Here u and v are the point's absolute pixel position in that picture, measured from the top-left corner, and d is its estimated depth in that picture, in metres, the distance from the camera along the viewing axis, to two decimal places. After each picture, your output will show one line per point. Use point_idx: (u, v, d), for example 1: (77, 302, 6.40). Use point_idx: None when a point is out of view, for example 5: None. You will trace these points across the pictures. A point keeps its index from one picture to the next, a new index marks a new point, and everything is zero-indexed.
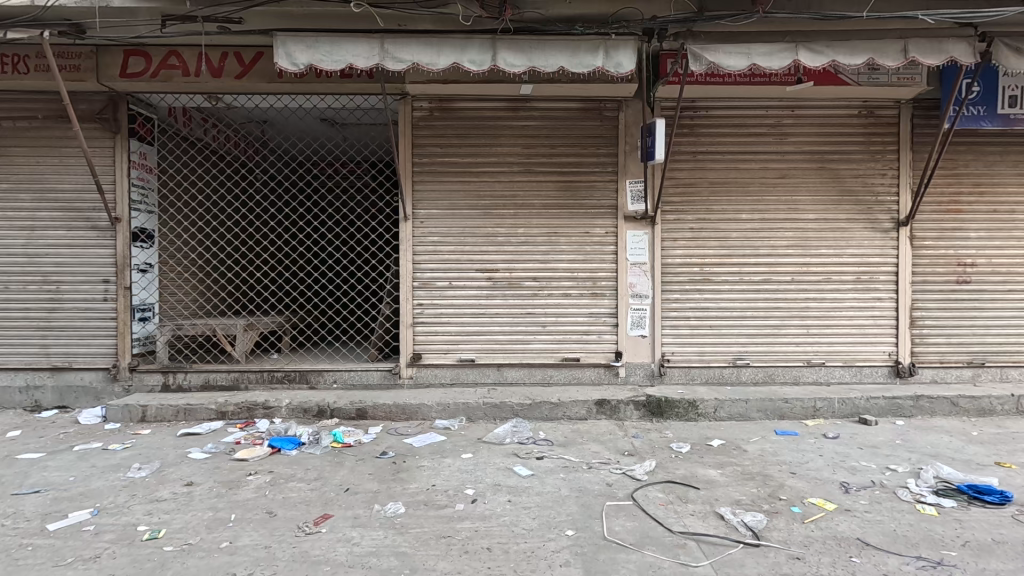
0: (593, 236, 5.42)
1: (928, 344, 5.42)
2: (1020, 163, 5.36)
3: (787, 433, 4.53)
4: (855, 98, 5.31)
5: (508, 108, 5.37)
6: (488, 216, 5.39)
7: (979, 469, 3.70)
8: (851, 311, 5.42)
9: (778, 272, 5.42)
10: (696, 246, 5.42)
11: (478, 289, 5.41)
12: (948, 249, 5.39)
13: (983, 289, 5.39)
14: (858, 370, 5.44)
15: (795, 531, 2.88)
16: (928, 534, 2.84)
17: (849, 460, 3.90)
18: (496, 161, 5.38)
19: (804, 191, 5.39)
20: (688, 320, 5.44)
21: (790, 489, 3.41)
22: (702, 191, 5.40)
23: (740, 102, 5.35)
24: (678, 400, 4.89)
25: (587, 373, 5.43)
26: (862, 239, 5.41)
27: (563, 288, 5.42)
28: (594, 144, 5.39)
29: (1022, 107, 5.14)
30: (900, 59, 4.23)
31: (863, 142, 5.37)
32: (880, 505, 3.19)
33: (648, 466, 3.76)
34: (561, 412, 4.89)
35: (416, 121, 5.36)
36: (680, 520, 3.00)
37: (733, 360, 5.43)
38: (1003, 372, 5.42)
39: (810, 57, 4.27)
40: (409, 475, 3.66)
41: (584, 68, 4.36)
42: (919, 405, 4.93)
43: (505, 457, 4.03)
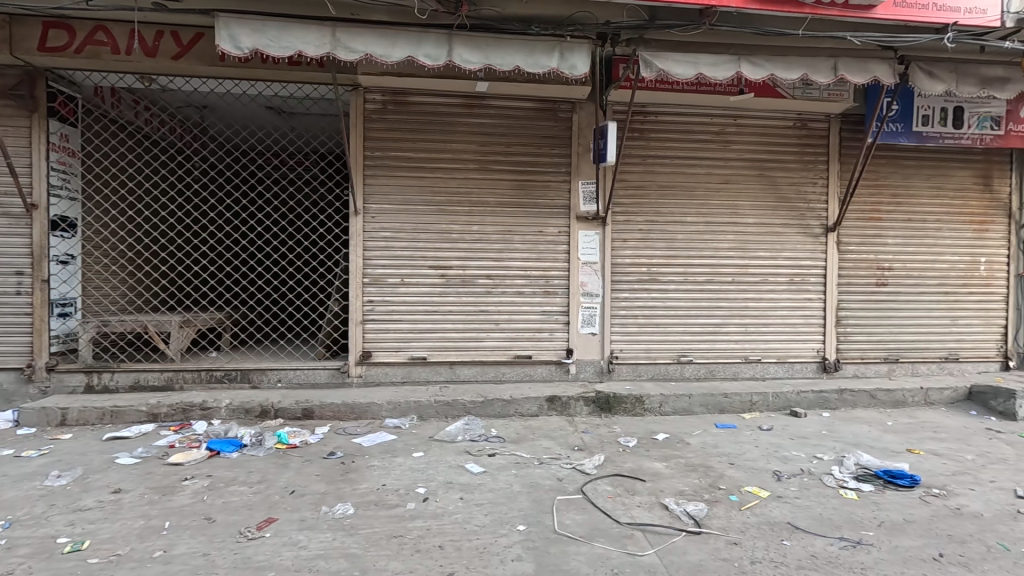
0: (547, 235, 5.49)
1: (851, 342, 5.86)
2: (931, 177, 5.89)
3: (726, 426, 4.78)
4: (791, 111, 5.66)
5: (463, 104, 5.33)
6: (442, 213, 5.35)
7: (893, 456, 4.05)
8: (785, 311, 5.77)
9: (720, 273, 5.69)
10: (645, 246, 5.61)
11: (431, 286, 5.36)
12: (870, 254, 5.84)
13: (899, 291, 5.89)
14: (790, 366, 5.80)
15: (733, 518, 3.04)
16: (849, 516, 3.09)
17: (782, 450, 4.16)
18: (451, 157, 5.34)
19: (745, 197, 5.69)
20: (636, 318, 5.62)
21: (728, 479, 3.60)
22: (651, 194, 5.59)
23: (687, 109, 5.57)
24: (626, 396, 5.05)
25: (538, 370, 5.50)
26: (795, 243, 5.77)
27: (516, 286, 5.46)
28: (548, 145, 5.46)
29: (933, 126, 5.64)
30: (830, 76, 4.54)
31: (797, 153, 5.73)
32: (808, 491, 3.43)
33: (597, 460, 3.86)
34: (513, 409, 4.93)
35: (368, 113, 5.23)
36: (628, 512, 3.10)
37: (678, 357, 5.66)
38: (915, 367, 5.93)
39: (752, 70, 4.50)
40: (359, 475, 3.59)
41: (539, 68, 4.40)
42: (843, 398, 5.32)
43: (457, 454, 4.01)
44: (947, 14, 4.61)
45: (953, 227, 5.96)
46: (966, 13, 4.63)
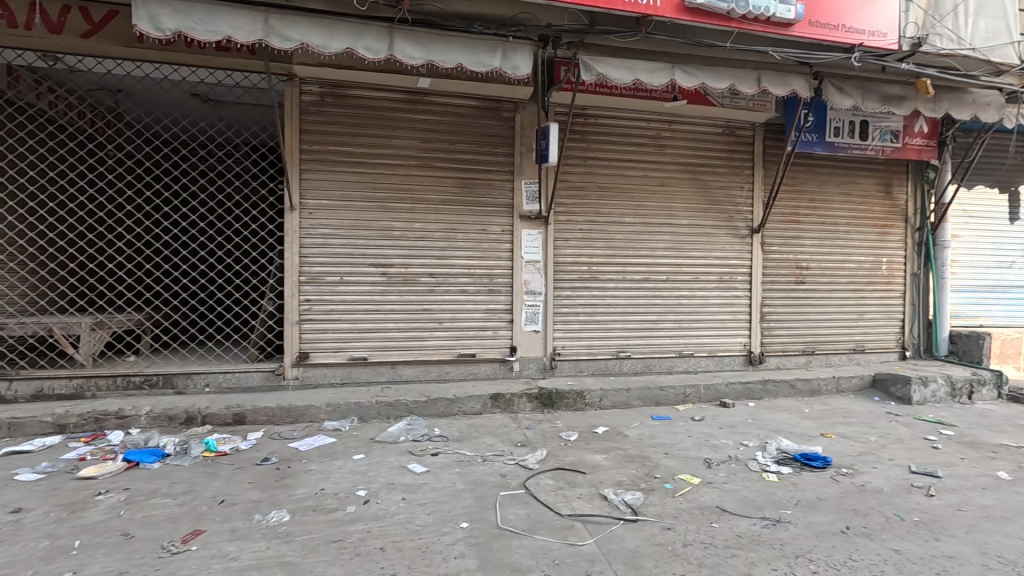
0: (490, 234, 5.51)
1: (774, 336, 6.29)
2: (842, 184, 6.44)
3: (661, 418, 5.00)
4: (720, 118, 5.99)
5: (405, 100, 5.24)
6: (383, 210, 5.24)
7: (809, 440, 4.40)
8: (715, 308, 6.11)
9: (656, 272, 5.94)
10: (586, 246, 5.75)
11: (372, 284, 5.23)
12: (790, 254, 6.30)
13: (814, 288, 6.39)
14: (719, 360, 6.15)
15: (667, 505, 3.20)
16: (770, 496, 3.33)
17: (712, 439, 4.40)
18: (393, 153, 5.24)
19: (679, 199, 5.97)
20: (578, 316, 5.76)
21: (663, 468, 3.78)
22: (591, 195, 5.74)
23: (626, 114, 5.76)
24: (568, 392, 5.16)
25: (482, 369, 5.51)
26: (724, 243, 6.11)
27: (460, 285, 5.44)
28: (491, 144, 5.47)
29: (843, 137, 6.16)
30: (755, 87, 4.85)
31: (726, 158, 6.08)
32: (735, 476, 3.66)
33: (540, 455, 3.93)
34: (457, 408, 4.91)
35: (305, 105, 5.04)
36: (569, 504, 3.18)
37: (617, 352, 5.86)
38: (829, 358, 6.45)
39: (685, 78, 4.72)
40: (296, 480, 3.45)
41: (482, 67, 4.40)
42: (767, 388, 5.70)
43: (399, 455, 3.96)
44: (855, 35, 5.06)
45: (860, 230, 6.54)
46: (870, 36, 5.10)
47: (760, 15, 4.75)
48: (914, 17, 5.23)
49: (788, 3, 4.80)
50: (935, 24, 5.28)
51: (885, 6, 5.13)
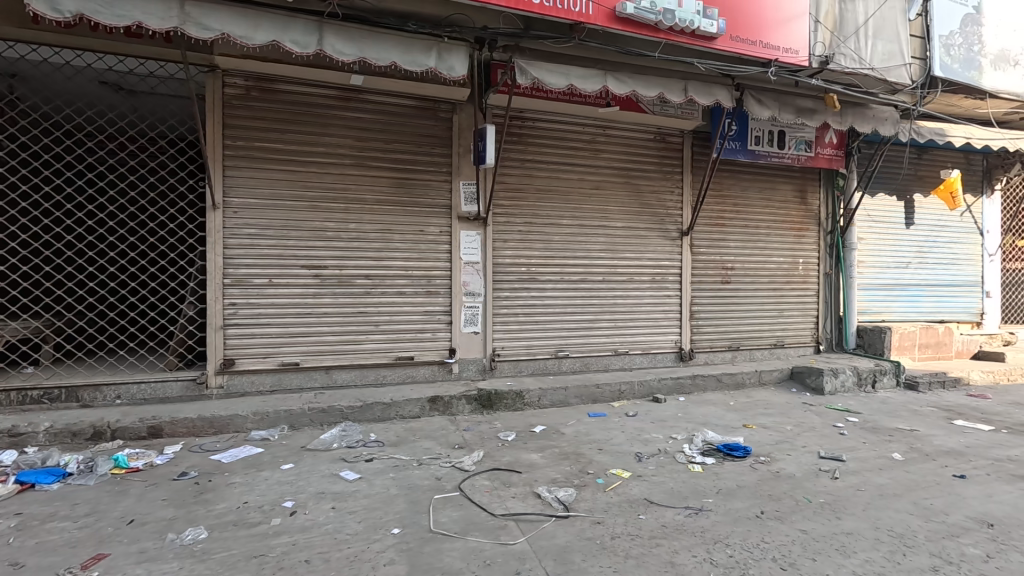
0: (428, 235, 5.46)
1: (702, 333, 6.62)
2: (762, 190, 6.87)
3: (597, 415, 5.13)
4: (651, 125, 6.24)
5: (338, 97, 5.09)
6: (316, 209, 5.06)
7: (732, 431, 4.66)
8: (648, 307, 6.35)
9: (593, 272, 6.10)
10: (524, 247, 5.81)
11: (303, 286, 5.04)
12: (716, 256, 6.65)
13: (739, 288, 6.77)
14: (653, 357, 6.40)
15: (598, 500, 3.29)
16: (694, 486, 3.50)
17: (644, 434, 4.57)
18: (326, 151, 5.07)
19: (613, 202, 6.16)
20: (517, 317, 5.81)
21: (596, 464, 3.88)
22: (529, 197, 5.81)
23: (562, 118, 5.88)
24: (507, 392, 5.20)
25: (421, 371, 5.46)
26: (656, 245, 6.36)
27: (397, 286, 5.35)
28: (428, 144, 5.42)
29: (763, 146, 6.57)
30: (682, 96, 5.08)
31: (657, 163, 6.33)
32: (663, 469, 3.82)
33: (476, 456, 3.94)
34: (394, 412, 4.83)
35: (228, 99, 4.79)
36: (503, 503, 3.21)
37: (556, 352, 5.96)
38: (752, 353, 6.86)
39: (617, 85, 4.88)
40: (216, 494, 3.27)
41: (416, 66, 4.34)
42: (696, 383, 5.99)
43: (331, 462, 3.84)
44: (771, 51, 5.41)
45: (779, 234, 7.00)
46: (785, 52, 5.48)
47: (685, 28, 4.98)
48: (821, 37, 5.70)
49: (710, 18, 5.06)
50: (839, 45, 5.78)
51: (796, 26, 5.53)
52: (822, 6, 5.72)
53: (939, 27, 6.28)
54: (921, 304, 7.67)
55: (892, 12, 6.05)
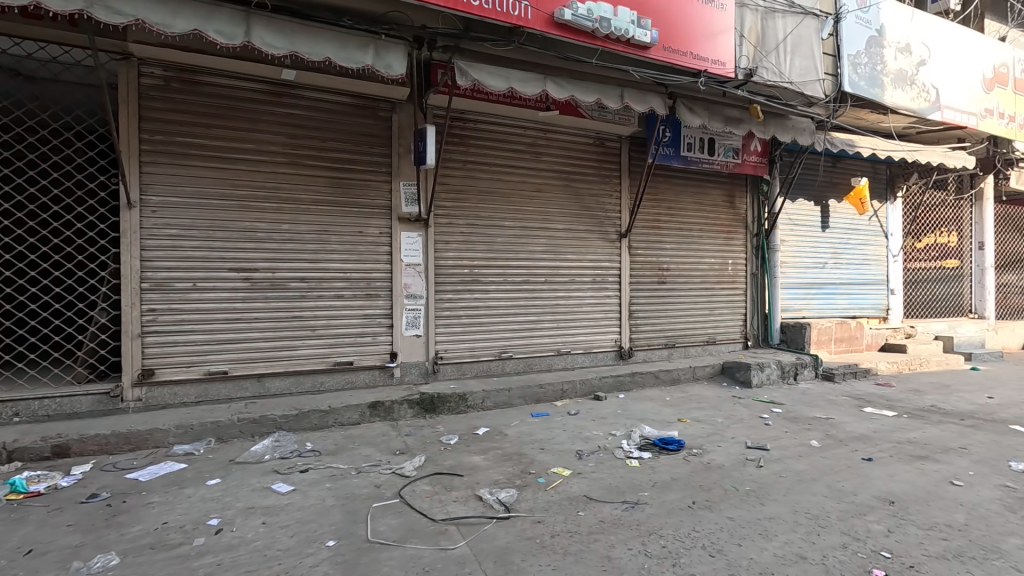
0: (367, 236, 5.32)
1: (641, 332, 6.85)
2: (694, 194, 7.21)
3: (540, 415, 5.19)
4: (590, 130, 6.40)
5: (269, 92, 4.86)
6: (246, 209, 4.81)
7: (668, 426, 4.85)
8: (590, 307, 6.50)
9: (535, 274, 6.16)
10: (466, 249, 5.79)
11: (232, 290, 4.77)
12: (653, 257, 6.91)
13: (674, 288, 7.07)
14: (594, 356, 6.55)
15: (539, 499, 3.32)
16: (631, 481, 3.62)
17: (585, 431, 4.67)
18: (257, 148, 4.84)
19: (555, 205, 6.26)
20: (460, 319, 5.78)
21: (538, 463, 3.92)
22: (471, 199, 5.80)
23: (503, 120, 5.91)
24: (450, 395, 5.16)
25: (360, 377, 5.30)
26: (596, 247, 6.52)
27: (335, 289, 5.17)
28: (367, 143, 5.29)
29: (695, 152, 6.89)
30: (619, 102, 5.24)
31: (596, 167, 6.50)
32: (602, 465, 3.92)
33: (417, 461, 3.88)
34: (332, 419, 4.66)
35: (145, 90, 4.46)
36: (444, 508, 3.17)
37: (500, 353, 5.97)
38: (687, 350, 7.18)
39: (556, 89, 4.96)
40: (131, 516, 3.02)
41: (352, 63, 4.22)
42: (635, 380, 6.19)
43: (262, 475, 3.65)
44: (701, 63, 5.68)
45: (710, 236, 7.37)
46: (713, 64, 5.77)
47: (621, 36, 5.14)
48: (745, 51, 6.05)
49: (644, 28, 5.26)
50: (761, 59, 6.16)
51: (723, 40, 5.85)
52: (746, 22, 6.08)
53: (848, 46, 6.84)
54: (835, 301, 8.31)
55: (807, 30, 6.52)
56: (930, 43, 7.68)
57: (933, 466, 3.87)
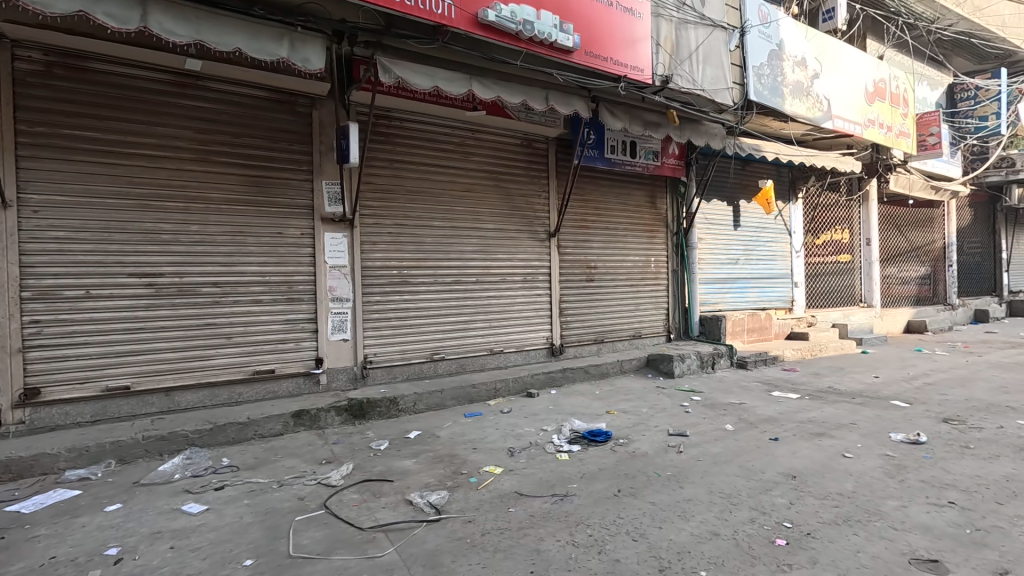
0: (287, 238, 5.08)
1: (571, 329, 7.03)
2: (618, 195, 7.50)
3: (473, 414, 5.20)
4: (517, 131, 6.48)
5: (172, 82, 4.51)
6: (146, 208, 4.43)
7: (596, 419, 5.01)
8: (521, 306, 6.59)
9: (467, 274, 6.15)
10: (395, 250, 5.67)
11: (133, 297, 4.37)
12: (581, 256, 7.11)
13: (602, 285, 7.32)
14: (526, 353, 6.64)
15: (470, 499, 3.32)
16: (561, 474, 3.71)
17: (517, 429, 4.73)
18: (158, 143, 4.47)
19: (484, 205, 6.27)
20: (389, 321, 5.65)
21: (470, 463, 3.92)
22: (399, 198, 5.68)
23: (430, 119, 5.84)
24: (380, 399, 5.03)
25: (283, 386, 5.05)
26: (526, 247, 6.61)
27: (252, 294, 4.89)
28: (284, 140, 5.05)
29: (617, 154, 7.17)
30: (544, 105, 5.35)
31: (524, 167, 6.60)
32: (533, 460, 3.98)
33: (345, 470, 3.75)
34: (252, 432, 4.40)
35: (21, 76, 3.99)
36: (372, 516, 3.09)
37: (431, 355, 5.90)
38: (614, 344, 7.46)
39: (482, 90, 4.98)
40: (11, 554, 2.69)
41: (265, 55, 4.00)
42: (566, 375, 6.35)
43: (172, 496, 3.39)
44: (621, 69, 5.91)
45: (634, 235, 7.70)
46: (632, 70, 6.03)
47: (544, 40, 5.24)
48: (661, 59, 6.37)
49: (566, 32, 5.40)
50: (676, 67, 6.52)
51: (641, 48, 6.12)
52: (661, 31, 6.41)
53: (753, 58, 7.40)
54: (747, 294, 8.96)
55: (717, 42, 6.97)
56: (822, 59, 8.48)
57: (829, 441, 4.27)
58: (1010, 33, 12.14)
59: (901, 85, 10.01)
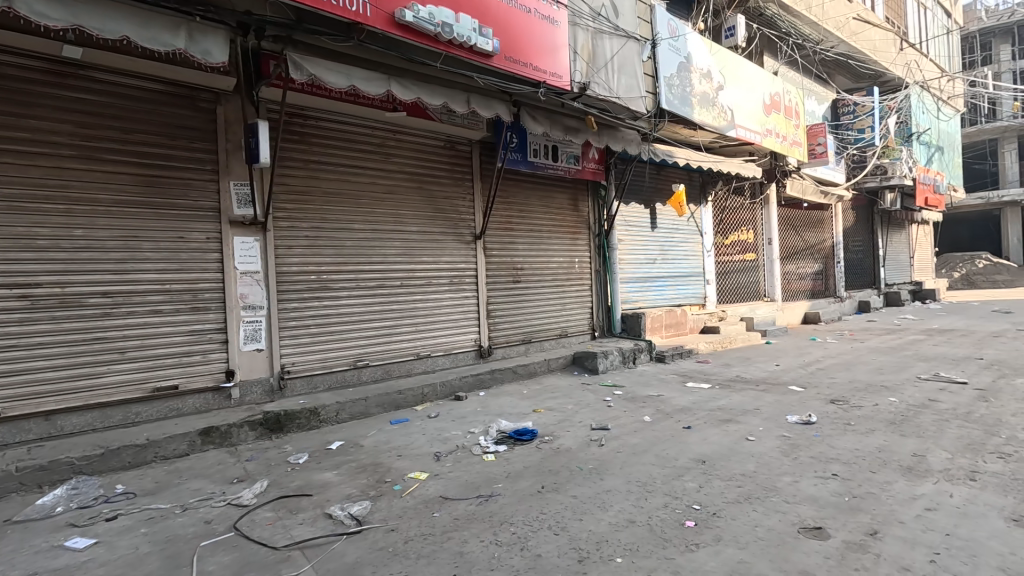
0: (190, 242, 4.71)
1: (499, 330, 7.09)
2: (542, 198, 7.67)
3: (399, 421, 5.09)
4: (440, 133, 6.45)
5: (47, 71, 4.05)
6: (19, 211, 3.95)
7: (523, 418, 5.08)
8: (448, 309, 6.55)
9: (390, 278, 6.02)
10: (313, 254, 5.44)
11: (3, 311, 3.88)
12: (506, 258, 7.19)
13: (528, 286, 7.44)
14: (454, 356, 6.59)
15: (393, 507, 3.25)
16: (487, 474, 3.73)
17: (443, 433, 4.69)
18: (31, 137, 4.00)
19: (407, 207, 6.17)
20: (309, 328, 5.41)
21: (395, 471, 3.84)
22: (316, 200, 5.46)
23: (348, 119, 5.67)
24: (299, 411, 4.80)
25: (188, 402, 4.67)
26: (451, 249, 6.58)
27: (151, 304, 4.49)
28: (184, 137, 4.69)
29: (540, 157, 7.34)
30: (465, 107, 5.37)
31: (448, 169, 6.57)
32: (459, 463, 3.97)
33: (258, 487, 3.55)
34: (152, 454, 4.04)
35: None
36: (287, 533, 2.94)
37: (355, 362, 5.71)
38: (542, 344, 7.61)
39: (402, 91, 4.90)
40: None
41: (158, 46, 3.71)
42: (494, 376, 6.38)
43: (54, 532, 3.03)
44: (541, 75, 6.06)
45: (558, 236, 7.90)
46: (551, 76, 6.19)
47: (464, 42, 5.26)
48: (579, 67, 6.60)
49: (485, 36, 5.45)
50: (593, 74, 6.77)
51: (560, 55, 6.31)
52: (578, 40, 6.64)
53: (663, 69, 7.86)
54: (664, 292, 9.47)
55: (630, 52, 7.32)
56: (726, 72, 9.15)
57: (735, 426, 4.62)
58: (880, 56, 13.77)
59: (793, 99, 11.03)
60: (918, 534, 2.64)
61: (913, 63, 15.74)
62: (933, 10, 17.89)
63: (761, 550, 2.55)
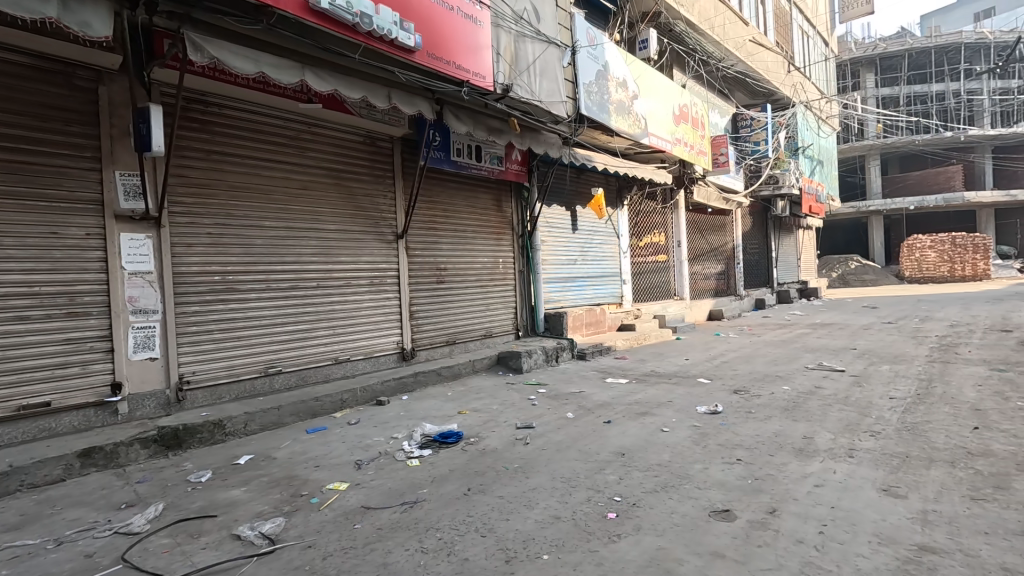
0: (65, 238, 4.14)
1: (422, 332, 6.94)
2: (465, 197, 7.62)
3: (316, 429, 4.82)
4: (360, 128, 6.19)
5: None
6: None
7: (448, 421, 5.00)
8: (369, 311, 6.30)
9: (306, 278, 5.68)
10: (216, 253, 5.00)
11: None
12: (430, 258, 7.06)
13: (452, 287, 7.36)
14: (376, 360, 6.37)
15: (310, 521, 3.06)
16: (411, 480, 3.62)
17: (365, 439, 4.50)
18: None
19: (324, 204, 5.86)
20: (212, 333, 4.96)
21: (312, 483, 3.62)
22: (220, 194, 5.02)
23: (257, 108, 5.27)
24: (201, 424, 4.39)
25: (64, 420, 4.10)
26: (372, 248, 6.35)
27: (15, 309, 3.90)
28: (57, 119, 4.12)
29: (462, 157, 7.29)
30: (386, 103, 5.21)
31: (368, 166, 6.33)
32: (382, 470, 3.83)
33: (153, 511, 3.19)
34: (17, 482, 3.50)
35: None
36: (188, 561, 2.66)
37: (265, 369, 5.33)
38: (466, 344, 7.56)
39: (317, 81, 4.65)
40: None
41: (23, 12, 3.20)
42: (418, 379, 6.24)
43: None
44: (464, 74, 6.01)
45: (482, 237, 7.89)
46: (474, 76, 6.17)
47: (384, 35, 5.08)
48: (501, 68, 6.63)
49: (407, 31, 5.31)
50: (515, 77, 6.84)
51: (483, 56, 6.31)
52: (501, 41, 6.67)
53: (582, 75, 8.11)
54: (585, 292, 9.79)
55: (551, 57, 7.48)
56: (640, 82, 9.62)
57: (651, 419, 4.86)
58: (772, 76, 15.20)
59: (698, 110, 11.84)
60: (810, 509, 2.92)
61: (799, 85, 17.57)
62: (814, 38, 20.07)
63: (677, 535, 2.70)
